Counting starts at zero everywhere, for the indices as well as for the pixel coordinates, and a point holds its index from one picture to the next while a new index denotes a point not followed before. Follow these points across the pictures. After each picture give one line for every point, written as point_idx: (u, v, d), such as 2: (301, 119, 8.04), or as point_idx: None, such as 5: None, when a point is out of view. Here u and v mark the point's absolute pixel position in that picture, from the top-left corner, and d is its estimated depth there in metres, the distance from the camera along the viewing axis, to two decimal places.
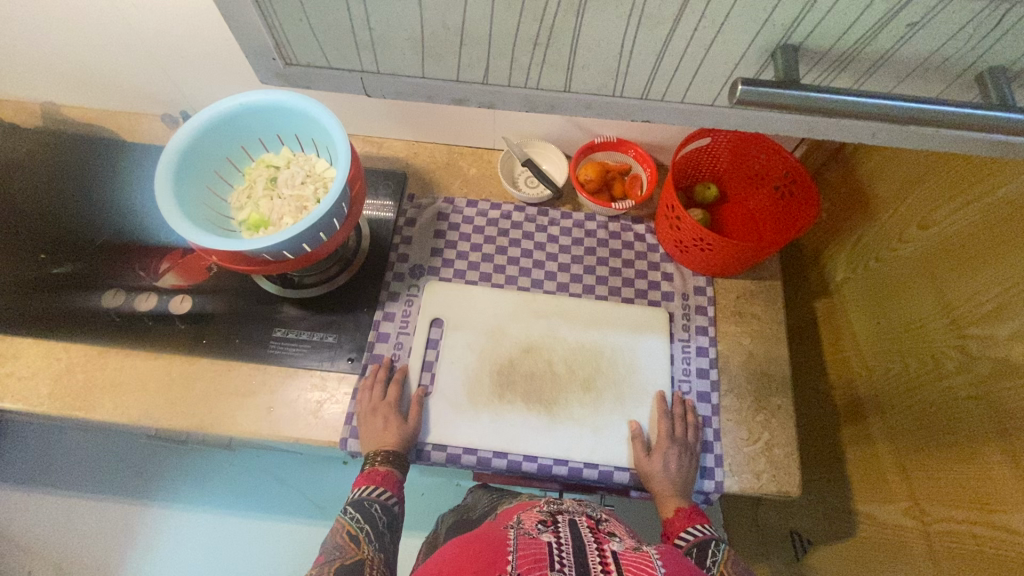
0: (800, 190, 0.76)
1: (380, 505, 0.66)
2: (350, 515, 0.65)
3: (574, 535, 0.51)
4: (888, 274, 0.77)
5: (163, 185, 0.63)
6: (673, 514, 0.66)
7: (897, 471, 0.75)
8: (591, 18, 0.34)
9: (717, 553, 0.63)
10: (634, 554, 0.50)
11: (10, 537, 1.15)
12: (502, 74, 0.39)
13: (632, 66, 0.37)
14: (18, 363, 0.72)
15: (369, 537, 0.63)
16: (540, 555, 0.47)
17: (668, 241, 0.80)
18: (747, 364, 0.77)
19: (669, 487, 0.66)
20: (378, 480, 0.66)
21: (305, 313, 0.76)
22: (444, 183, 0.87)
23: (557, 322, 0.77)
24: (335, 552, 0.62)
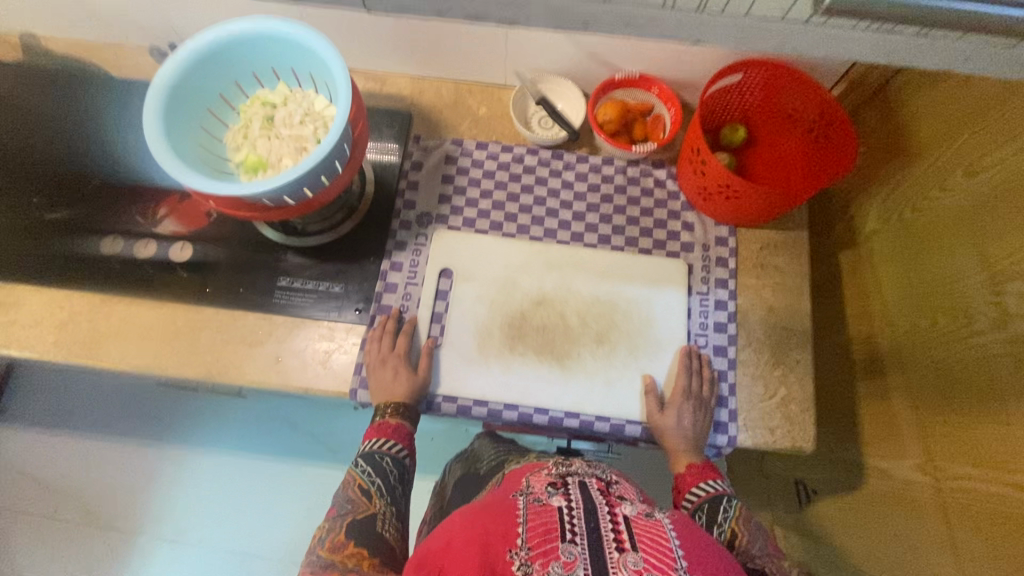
0: (838, 133, 0.71)
1: (390, 458, 0.66)
2: (360, 468, 0.65)
3: (586, 499, 0.50)
4: (926, 225, 0.73)
5: (153, 124, 0.59)
6: (685, 469, 0.67)
7: (913, 427, 0.74)
8: None
9: (729, 509, 0.63)
10: (647, 522, 0.49)
11: (35, 475, 1.20)
12: None
13: None
14: (21, 310, 0.70)
15: (380, 491, 0.64)
16: (551, 526, 0.47)
17: (692, 188, 0.75)
18: (767, 318, 0.74)
19: (683, 442, 0.66)
20: (388, 432, 0.66)
21: (309, 262, 0.74)
22: (452, 124, 0.82)
23: (571, 273, 0.74)
24: (346, 505, 0.62)
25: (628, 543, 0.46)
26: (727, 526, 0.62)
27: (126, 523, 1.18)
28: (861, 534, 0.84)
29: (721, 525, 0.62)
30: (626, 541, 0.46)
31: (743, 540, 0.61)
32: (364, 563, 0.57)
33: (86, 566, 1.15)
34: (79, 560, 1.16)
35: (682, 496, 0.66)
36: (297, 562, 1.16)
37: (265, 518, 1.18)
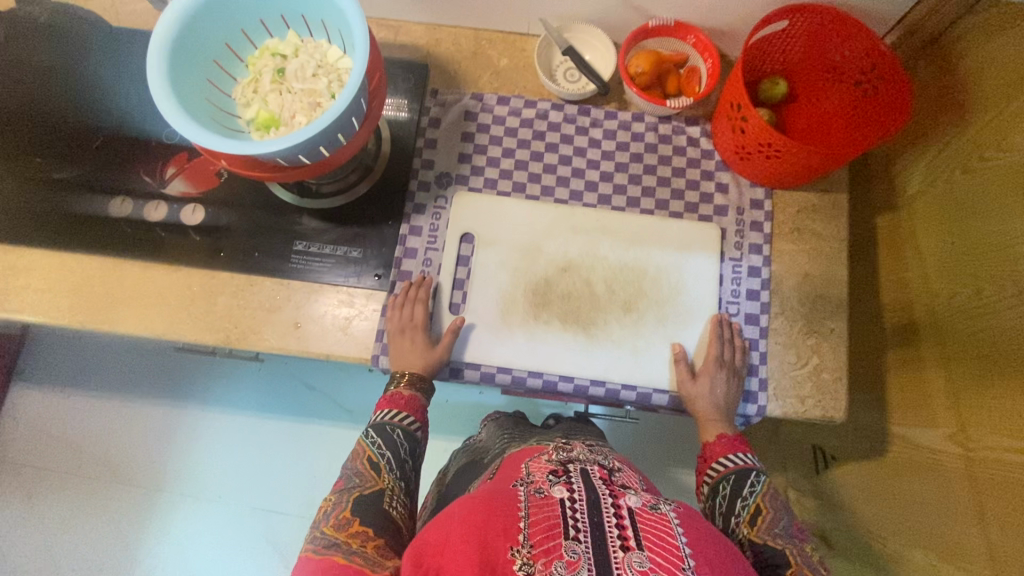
0: (890, 87, 0.66)
1: (401, 431, 0.65)
2: (371, 439, 0.64)
3: (589, 490, 0.50)
4: (975, 188, 0.68)
5: (158, 79, 0.55)
6: (714, 439, 0.66)
7: (945, 395, 0.73)
8: None
9: (756, 484, 0.61)
10: (652, 516, 0.48)
11: (60, 433, 1.22)
12: None
13: None
14: (33, 275, 0.68)
15: (390, 465, 0.62)
16: (553, 519, 0.47)
17: (728, 147, 0.71)
18: (802, 285, 0.71)
19: (711, 412, 0.65)
20: (401, 404, 0.66)
21: (326, 226, 0.71)
22: (472, 77, 0.77)
23: (597, 239, 0.71)
24: (353, 479, 0.61)
25: (633, 541, 0.45)
26: (751, 500, 0.60)
27: (151, 479, 1.20)
28: (882, 499, 0.84)
29: (745, 497, 0.60)
30: (630, 538, 0.45)
31: (766, 515, 0.59)
32: (369, 544, 0.54)
33: (111, 522, 1.19)
34: (105, 516, 1.19)
35: (708, 466, 0.65)
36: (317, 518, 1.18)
37: (284, 477, 1.20)
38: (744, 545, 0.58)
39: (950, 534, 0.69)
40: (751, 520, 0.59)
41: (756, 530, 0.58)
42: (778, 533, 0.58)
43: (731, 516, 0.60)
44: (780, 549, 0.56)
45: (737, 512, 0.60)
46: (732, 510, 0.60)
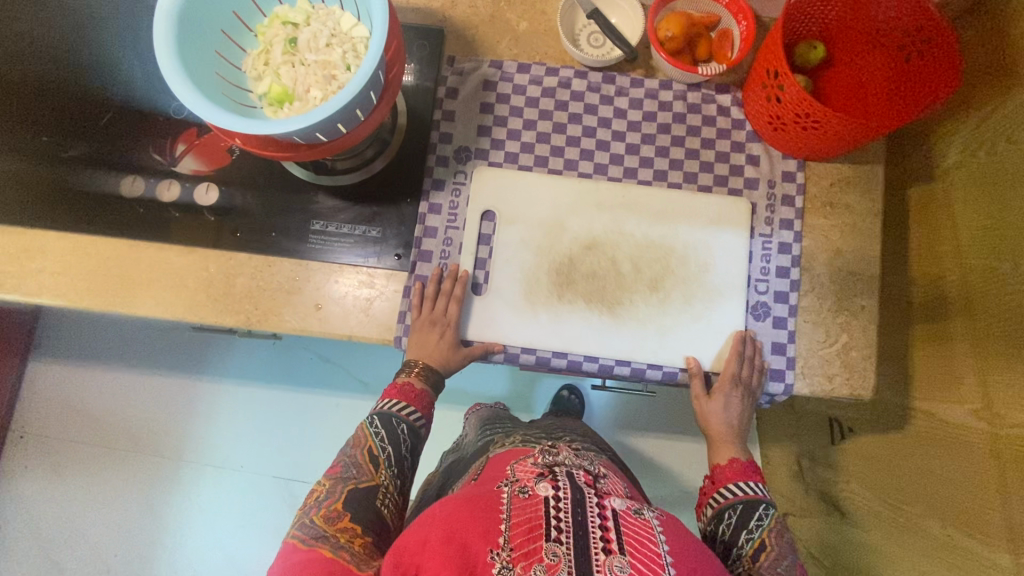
0: (935, 53, 0.62)
1: (406, 425, 0.66)
2: (374, 429, 0.64)
3: (574, 489, 0.52)
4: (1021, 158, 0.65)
5: (166, 53, 0.52)
6: (726, 463, 0.67)
7: (971, 365, 0.72)
8: None
9: (763, 518, 0.61)
10: (635, 520, 0.51)
11: (82, 407, 1.24)
12: None
13: None
14: (47, 257, 0.67)
15: (389, 462, 0.63)
16: (537, 518, 0.49)
17: (761, 117, 0.68)
18: (833, 262, 0.69)
19: (722, 432, 0.67)
20: (411, 397, 0.66)
21: (344, 204, 0.69)
22: (490, 42, 0.72)
23: (622, 215, 0.69)
24: (351, 469, 0.62)
25: (615, 545, 0.47)
26: (757, 534, 0.61)
27: (174, 451, 1.23)
28: (899, 471, 0.85)
29: (751, 531, 0.61)
30: (613, 541, 0.47)
31: (770, 552, 0.60)
32: (357, 542, 0.56)
33: (137, 491, 1.22)
34: (131, 486, 1.22)
35: (717, 488, 0.66)
36: None
37: (303, 447, 1.22)
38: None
39: (968, 505, 0.70)
40: (753, 555, 0.60)
41: (758, 566, 0.59)
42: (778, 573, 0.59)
43: (734, 546, 0.61)
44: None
45: (740, 543, 0.61)
46: (735, 540, 0.61)
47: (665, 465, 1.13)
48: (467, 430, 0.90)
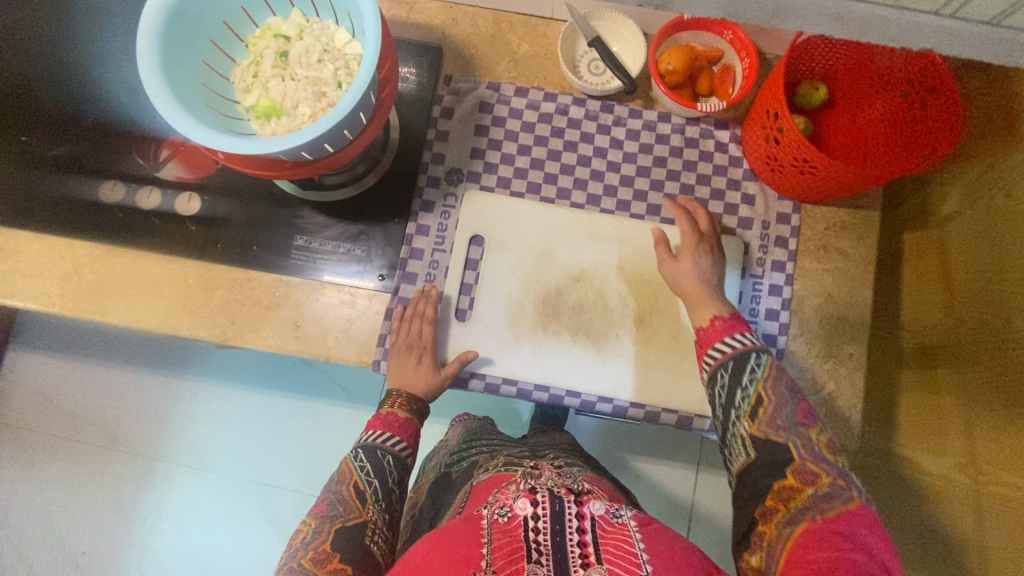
0: (939, 103, 0.60)
1: (393, 456, 0.62)
2: (359, 462, 0.60)
3: (553, 501, 0.49)
4: (1015, 216, 0.64)
5: (147, 62, 0.50)
6: (708, 323, 0.60)
7: (955, 407, 0.71)
8: None
9: (756, 371, 0.56)
10: (612, 525, 0.49)
11: (56, 400, 1.21)
12: None
13: None
14: (21, 259, 0.65)
15: (376, 495, 0.59)
16: (515, 543, 0.46)
17: (759, 157, 0.66)
18: (824, 307, 0.68)
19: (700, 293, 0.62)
20: (395, 427, 0.64)
21: (329, 220, 0.67)
22: (489, 63, 0.71)
23: (612, 248, 0.68)
24: (336, 507, 0.57)
25: (592, 554, 0.46)
26: (751, 389, 0.55)
27: (148, 449, 1.20)
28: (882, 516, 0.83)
29: (745, 386, 0.55)
30: (591, 553, 0.46)
31: (768, 405, 0.54)
32: None
33: (109, 488, 1.19)
34: (102, 483, 1.20)
35: (705, 353, 0.60)
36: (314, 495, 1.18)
37: (281, 452, 1.19)
38: (747, 439, 0.54)
39: (953, 561, 0.68)
40: (752, 412, 0.54)
41: (758, 423, 0.54)
42: (781, 424, 0.53)
43: (731, 407, 0.56)
44: (784, 442, 0.52)
45: (737, 403, 0.55)
46: (731, 403, 0.56)
47: (646, 491, 1.11)
48: (450, 438, 0.83)
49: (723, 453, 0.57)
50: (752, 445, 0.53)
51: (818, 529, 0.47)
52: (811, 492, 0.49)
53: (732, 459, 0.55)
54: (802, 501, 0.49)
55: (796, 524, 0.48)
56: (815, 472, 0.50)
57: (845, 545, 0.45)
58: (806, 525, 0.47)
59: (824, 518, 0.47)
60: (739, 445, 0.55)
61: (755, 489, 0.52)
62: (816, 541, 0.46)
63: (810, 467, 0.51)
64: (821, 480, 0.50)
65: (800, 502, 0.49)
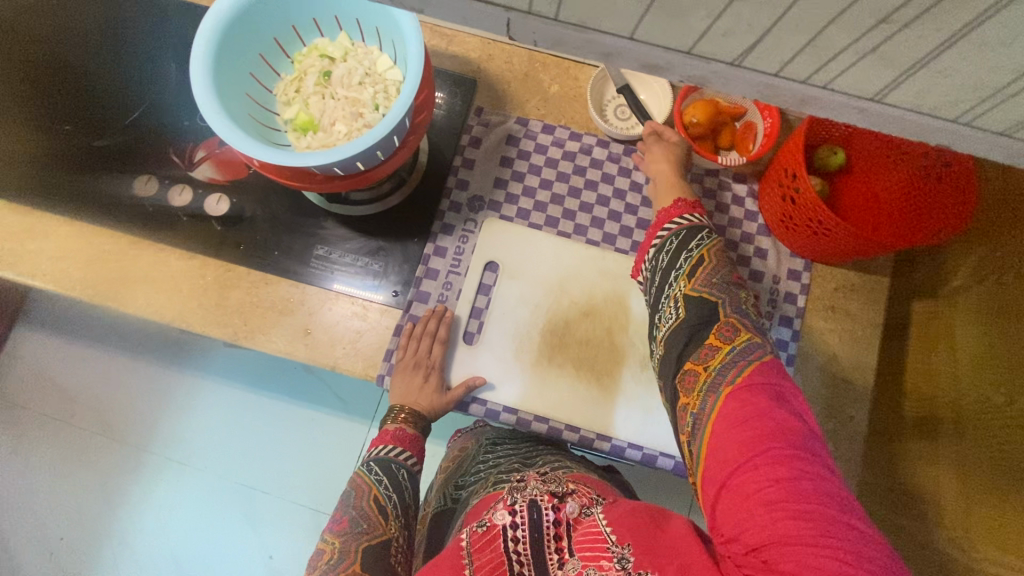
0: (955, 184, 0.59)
1: (406, 470, 0.63)
2: (376, 476, 0.60)
3: (530, 509, 0.48)
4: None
5: (200, 70, 0.52)
6: (671, 204, 0.64)
7: (954, 480, 0.70)
8: (760, 18, 0.27)
9: (704, 239, 0.59)
10: (585, 522, 0.47)
11: (56, 381, 1.22)
12: (686, 41, 0.29)
13: (814, 58, 0.29)
14: (48, 241, 0.67)
15: (396, 510, 0.59)
16: (497, 557, 0.46)
17: (774, 213, 0.68)
18: (829, 366, 0.68)
19: (670, 179, 0.65)
20: (406, 442, 0.65)
21: (351, 233, 0.69)
22: (520, 99, 0.74)
23: (623, 286, 0.69)
24: (359, 523, 0.56)
25: (567, 551, 0.45)
26: (696, 252, 0.58)
27: (139, 440, 1.20)
28: None
29: (690, 250, 0.58)
30: (565, 550, 0.45)
31: (706, 265, 0.56)
32: None
33: (95, 475, 1.19)
34: (87, 468, 1.19)
35: (661, 226, 0.63)
36: (297, 504, 1.17)
37: (269, 457, 1.19)
38: (681, 297, 0.56)
39: None
40: (690, 270, 0.56)
41: (694, 280, 0.56)
42: (715, 282, 0.55)
43: (673, 270, 0.58)
44: (714, 298, 0.54)
45: (680, 264, 0.58)
46: (675, 262, 0.58)
47: None
48: (449, 459, 0.82)
49: (656, 321, 0.58)
50: (684, 302, 0.55)
51: (740, 388, 0.46)
52: (731, 348, 0.50)
53: (664, 322, 0.57)
54: (721, 359, 0.49)
55: (718, 389, 0.48)
56: (735, 327, 0.51)
57: (765, 404, 0.44)
58: (727, 389, 0.47)
59: (743, 375, 0.47)
60: (674, 307, 0.56)
61: (681, 352, 0.53)
62: (739, 404, 0.45)
63: (732, 325, 0.51)
64: (741, 336, 0.50)
65: (720, 357, 0.50)
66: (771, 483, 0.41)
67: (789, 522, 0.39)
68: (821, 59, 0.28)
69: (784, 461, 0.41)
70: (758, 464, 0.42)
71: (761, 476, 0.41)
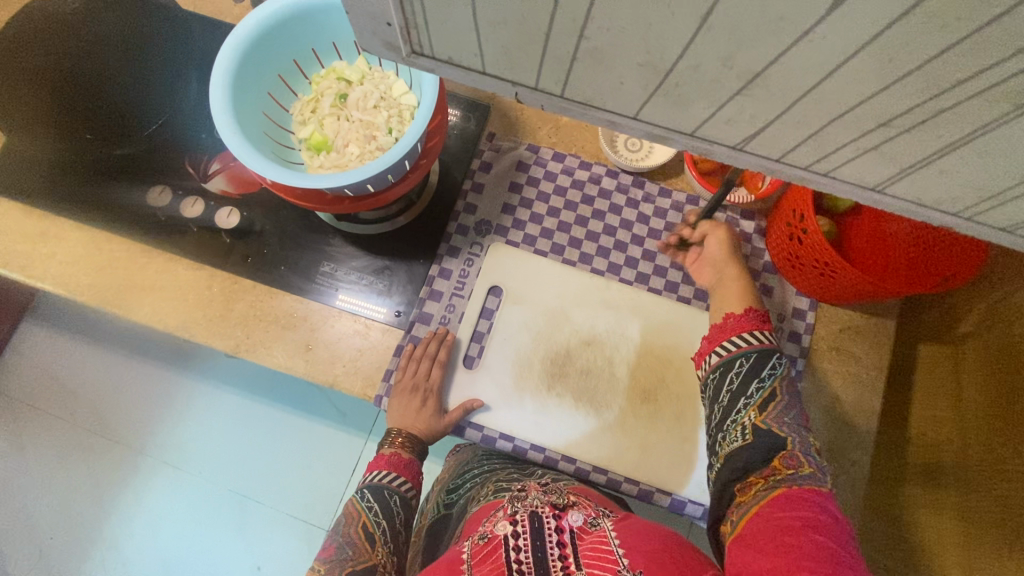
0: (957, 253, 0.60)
1: (399, 496, 0.62)
2: (367, 503, 0.60)
3: (532, 518, 0.48)
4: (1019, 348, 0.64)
5: (220, 89, 0.53)
6: (740, 313, 0.62)
7: (956, 533, 0.68)
8: (759, 111, 0.27)
9: (776, 367, 0.56)
10: (591, 535, 0.47)
11: (60, 379, 1.22)
12: (689, 122, 0.29)
13: (812, 148, 0.29)
14: (60, 246, 0.68)
15: (384, 537, 0.58)
16: (497, 565, 0.45)
17: (782, 254, 0.68)
18: (832, 410, 0.67)
19: (738, 287, 0.64)
20: (400, 466, 0.64)
21: (358, 250, 0.70)
22: (532, 126, 0.75)
23: (626, 318, 0.69)
24: (346, 550, 0.56)
25: (572, 561, 0.45)
26: (769, 383, 0.56)
27: (137, 442, 1.20)
28: None
29: (764, 379, 0.56)
30: (570, 559, 0.45)
31: (779, 402, 0.54)
32: None
33: (90, 476, 1.19)
34: (83, 468, 1.19)
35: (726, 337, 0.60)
36: (290, 515, 1.16)
37: (264, 465, 1.18)
38: (749, 425, 0.54)
39: None
40: (762, 403, 0.54)
41: (765, 414, 0.54)
42: (787, 420, 0.54)
43: (742, 396, 0.56)
44: (784, 435, 0.52)
45: (750, 393, 0.55)
46: (744, 390, 0.56)
47: None
48: (441, 473, 0.81)
49: (717, 436, 0.57)
50: (751, 431, 0.53)
51: (795, 493, 0.48)
52: (793, 472, 0.49)
53: (726, 443, 0.55)
54: (781, 473, 0.50)
55: (776, 486, 0.49)
56: (799, 458, 0.50)
57: (817, 508, 0.46)
58: (782, 489, 0.48)
59: (801, 488, 0.48)
60: (738, 431, 0.55)
61: (741, 466, 0.52)
62: (791, 502, 0.47)
63: (797, 455, 0.51)
64: (805, 466, 0.50)
65: (779, 476, 0.50)
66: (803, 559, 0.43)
67: None
68: (821, 150, 0.29)
69: (825, 552, 0.43)
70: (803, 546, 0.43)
71: (795, 551, 0.43)
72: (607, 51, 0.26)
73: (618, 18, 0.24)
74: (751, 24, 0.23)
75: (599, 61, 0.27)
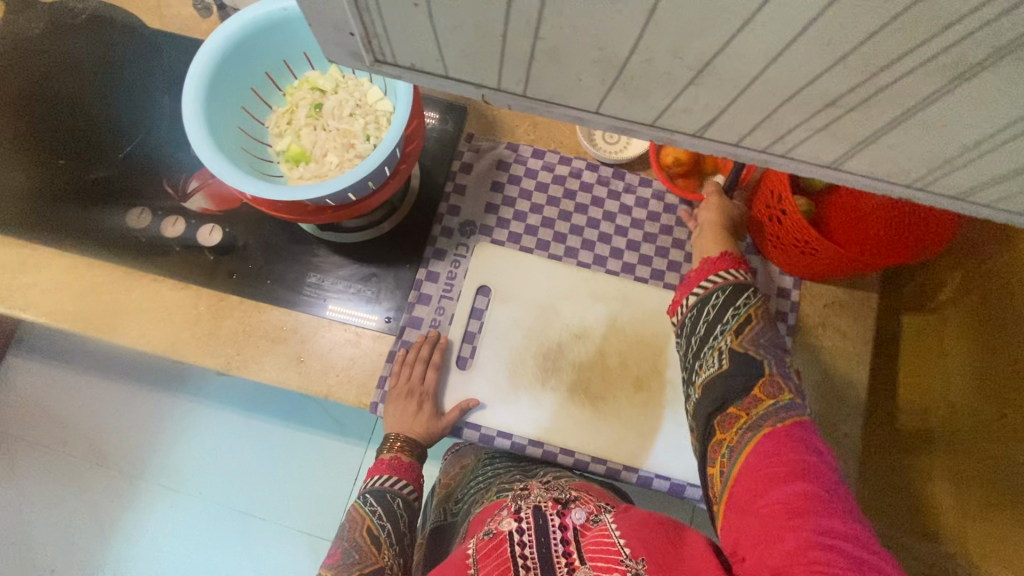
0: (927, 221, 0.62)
1: (402, 499, 0.63)
2: (370, 507, 0.60)
3: (536, 515, 0.49)
4: (1003, 313, 0.65)
5: (192, 106, 0.53)
6: (717, 254, 0.64)
7: (949, 495, 0.69)
8: (719, 99, 0.28)
9: (750, 298, 0.59)
10: (592, 532, 0.48)
11: (50, 410, 1.20)
12: (654, 113, 0.30)
13: (774, 131, 0.29)
14: (41, 274, 0.67)
15: (390, 540, 0.58)
16: (502, 560, 0.46)
17: (764, 236, 0.69)
18: (821, 385, 0.68)
19: (716, 229, 0.66)
20: (400, 470, 0.64)
21: (344, 259, 0.70)
22: (509, 125, 0.75)
23: (615, 308, 0.69)
24: (352, 554, 0.56)
25: (577, 557, 0.45)
26: (744, 310, 0.58)
27: (133, 467, 1.18)
28: None
29: (739, 307, 0.58)
30: (575, 555, 0.46)
31: (755, 325, 0.57)
32: None
33: (88, 504, 1.17)
34: (80, 497, 1.17)
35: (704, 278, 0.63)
36: (294, 529, 1.16)
37: (265, 481, 1.17)
38: (726, 350, 0.56)
39: None
40: (738, 327, 0.57)
41: (742, 337, 0.56)
42: (760, 342, 0.56)
43: (719, 323, 0.58)
44: (760, 357, 0.55)
45: (727, 319, 0.58)
46: (720, 318, 0.59)
47: None
48: (444, 476, 0.81)
49: (694, 366, 0.59)
50: (728, 356, 0.56)
51: (780, 432, 0.48)
52: (773, 402, 0.51)
53: (704, 370, 0.57)
54: (762, 407, 0.51)
55: (757, 428, 0.50)
56: (779, 384, 0.52)
57: (798, 447, 0.47)
58: (767, 428, 0.49)
59: (782, 423, 0.49)
60: (716, 356, 0.57)
61: (721, 396, 0.54)
62: (774, 448, 0.47)
63: (777, 381, 0.52)
64: (784, 394, 0.51)
65: (761, 410, 0.51)
66: (794, 514, 0.43)
67: (815, 553, 0.41)
68: (779, 132, 0.29)
69: (809, 500, 0.43)
70: (790, 500, 0.44)
71: (782, 508, 0.43)
72: (567, 49, 0.26)
73: (571, 16, 0.24)
74: (699, 15, 0.23)
75: (561, 59, 0.27)
